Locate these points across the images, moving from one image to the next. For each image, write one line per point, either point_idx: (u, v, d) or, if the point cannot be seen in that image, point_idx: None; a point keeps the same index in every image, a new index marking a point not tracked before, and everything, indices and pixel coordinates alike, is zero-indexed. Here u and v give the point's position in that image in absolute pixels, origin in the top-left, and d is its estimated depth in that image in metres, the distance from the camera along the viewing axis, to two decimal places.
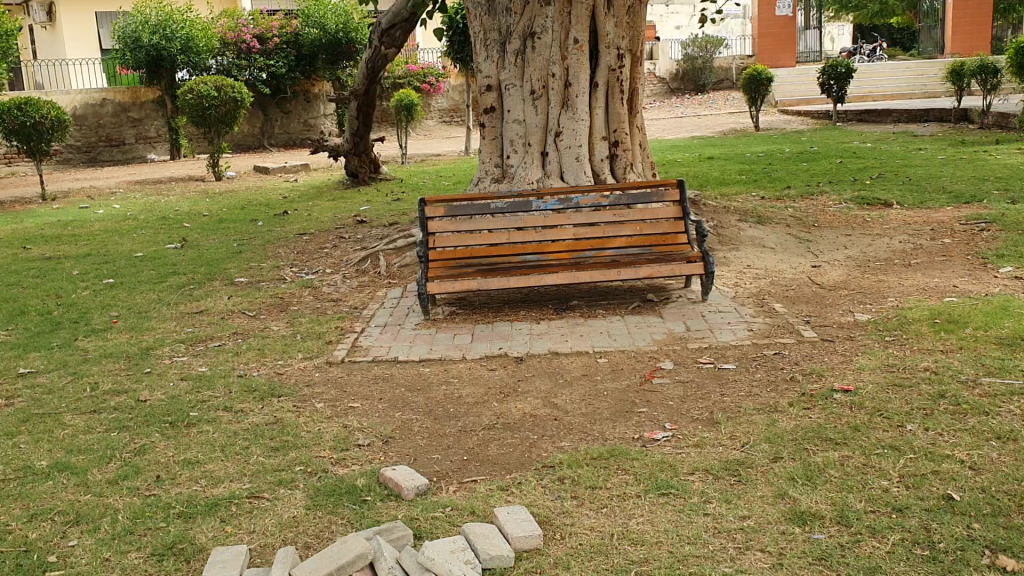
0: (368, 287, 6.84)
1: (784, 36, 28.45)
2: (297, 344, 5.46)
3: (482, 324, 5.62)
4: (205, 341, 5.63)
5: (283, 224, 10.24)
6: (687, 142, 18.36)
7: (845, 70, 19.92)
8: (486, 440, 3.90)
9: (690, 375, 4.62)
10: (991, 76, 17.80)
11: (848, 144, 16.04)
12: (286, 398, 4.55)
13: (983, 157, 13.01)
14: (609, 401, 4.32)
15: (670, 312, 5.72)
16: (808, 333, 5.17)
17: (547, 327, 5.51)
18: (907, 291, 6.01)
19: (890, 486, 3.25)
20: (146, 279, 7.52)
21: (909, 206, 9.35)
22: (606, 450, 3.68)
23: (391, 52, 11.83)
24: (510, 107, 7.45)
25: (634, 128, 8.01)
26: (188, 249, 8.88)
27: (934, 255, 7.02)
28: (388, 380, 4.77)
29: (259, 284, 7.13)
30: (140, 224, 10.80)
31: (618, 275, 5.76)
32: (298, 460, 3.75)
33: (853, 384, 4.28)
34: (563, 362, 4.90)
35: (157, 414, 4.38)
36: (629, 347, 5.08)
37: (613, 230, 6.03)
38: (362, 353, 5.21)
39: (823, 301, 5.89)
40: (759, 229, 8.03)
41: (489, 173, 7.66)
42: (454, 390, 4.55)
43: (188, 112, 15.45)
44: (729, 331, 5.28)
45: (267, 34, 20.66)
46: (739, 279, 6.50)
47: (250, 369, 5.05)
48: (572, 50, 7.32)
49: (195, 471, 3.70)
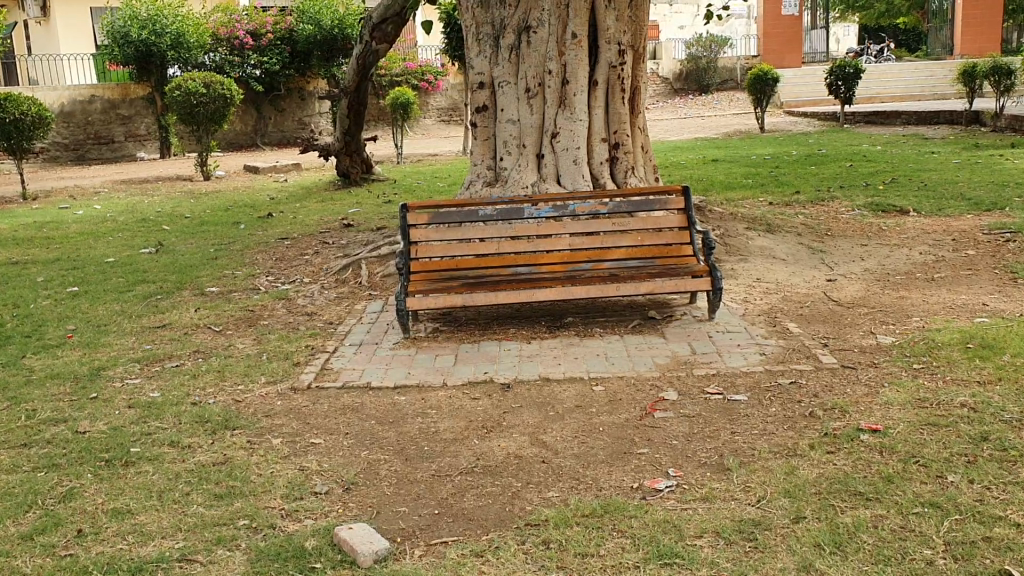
0: (347, 299, 6.34)
1: (792, 34, 27.89)
2: (262, 365, 4.95)
3: (466, 345, 5.11)
4: (162, 361, 5.12)
5: (267, 227, 9.74)
6: (691, 144, 17.84)
7: (853, 70, 19.40)
8: (462, 489, 3.41)
9: (696, 408, 4.11)
10: (1005, 77, 17.23)
11: (858, 147, 15.53)
12: (241, 431, 4.04)
13: (1000, 161, 12.48)
14: (606, 439, 3.82)
15: (673, 331, 5.20)
16: (826, 359, 4.66)
17: (538, 348, 5.00)
18: (932, 309, 5.50)
19: (935, 557, 2.73)
20: (113, 287, 7.02)
21: (926, 213, 8.84)
22: (598, 505, 3.18)
23: (384, 48, 11.32)
24: (504, 106, 6.97)
25: (635, 129, 7.47)
26: (163, 254, 8.37)
27: (958, 269, 6.51)
28: (357, 412, 4.26)
29: (230, 295, 6.61)
30: (118, 226, 10.30)
31: (617, 291, 5.23)
32: (243, 513, 3.24)
33: (881, 423, 3.76)
34: (555, 390, 4.40)
35: (93, 450, 3.87)
36: (628, 372, 4.58)
37: (611, 240, 5.51)
38: (331, 378, 4.70)
39: (842, 321, 5.38)
40: (769, 237, 7.51)
41: (481, 176, 7.17)
42: (431, 424, 4.06)
43: (177, 109, 14.93)
44: (740, 355, 4.76)
45: (261, 30, 20.21)
46: (748, 294, 5.99)
47: (206, 395, 4.54)
48: (569, 45, 6.80)
49: (123, 524, 3.19)
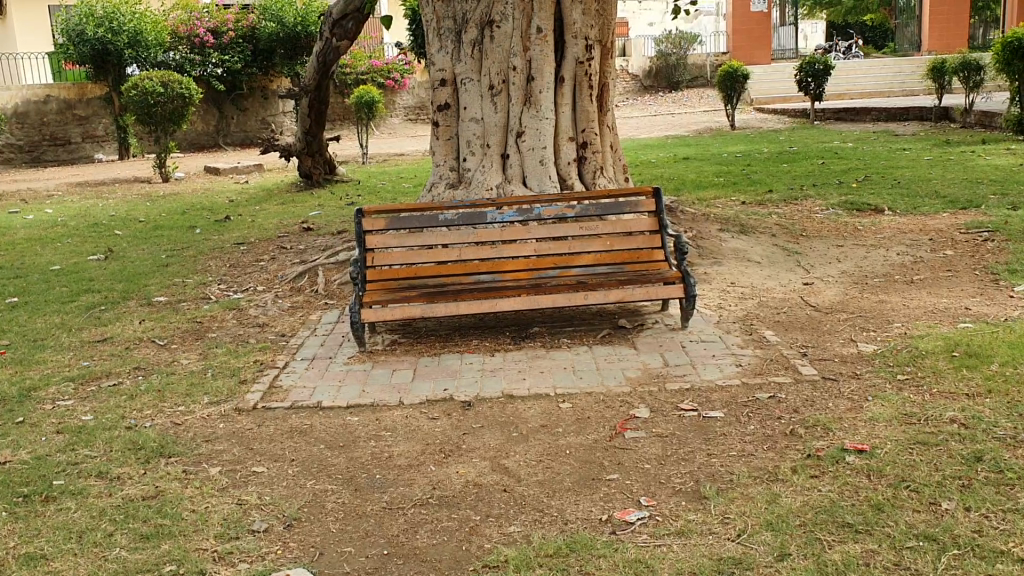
0: (301, 309, 6.01)
1: (760, 31, 27.80)
2: (206, 384, 4.62)
3: (426, 358, 4.81)
4: (98, 380, 4.77)
5: (224, 231, 9.38)
6: (660, 142, 17.61)
7: (823, 67, 19.24)
8: (416, 524, 3.12)
9: (669, 426, 3.84)
10: (975, 73, 17.11)
11: (829, 144, 15.36)
12: (178, 460, 3.72)
13: (972, 158, 12.33)
14: (572, 463, 3.53)
15: (644, 341, 4.92)
16: (806, 370, 4.39)
17: (503, 361, 4.71)
18: (914, 314, 5.26)
19: None
20: (56, 297, 6.65)
21: (902, 212, 8.64)
22: (564, 543, 2.89)
23: (344, 44, 10.97)
24: (466, 104, 6.67)
25: (604, 128, 7.20)
26: (112, 261, 7.99)
27: (937, 270, 6.30)
28: (304, 435, 3.94)
29: (178, 305, 6.26)
30: (67, 231, 9.87)
31: (585, 300, 4.94)
32: (171, 556, 2.92)
33: (867, 443, 3.50)
34: (519, 407, 4.11)
35: (10, 483, 3.52)
36: (597, 387, 4.29)
37: (579, 245, 5.23)
38: (279, 397, 4.38)
39: (820, 328, 5.12)
40: (743, 239, 7.26)
41: (444, 178, 6.87)
42: (385, 448, 3.75)
43: (133, 109, 14.46)
44: (714, 366, 4.50)
45: (222, 28, 19.82)
46: (722, 299, 5.73)
47: (143, 418, 4.20)
48: (534, 40, 6.50)
49: (35, 573, 2.86)
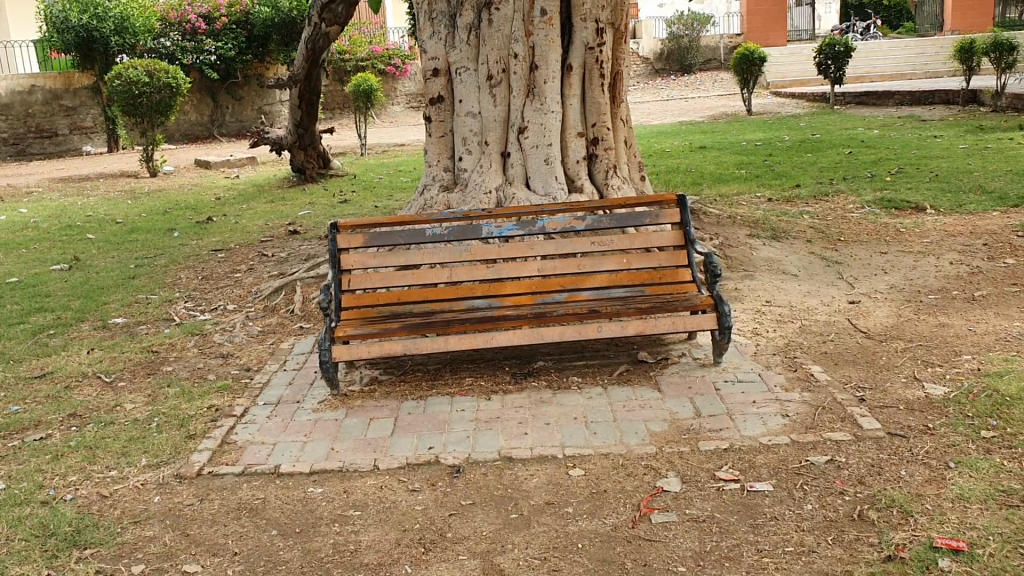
0: (273, 335, 5.28)
1: (776, 12, 26.82)
2: (149, 438, 3.87)
3: (410, 403, 4.07)
4: (24, 432, 4.03)
5: (203, 234, 8.66)
6: (674, 130, 16.79)
7: (843, 48, 18.31)
8: None
9: (706, 506, 3.08)
10: (1007, 54, 16.10)
11: (854, 131, 14.52)
12: (95, 553, 3.00)
13: (1011, 146, 11.50)
14: (585, 564, 2.77)
15: (670, 381, 4.16)
16: (867, 423, 3.62)
17: (501, 408, 3.95)
18: (986, 343, 4.49)
19: None
20: (3, 317, 5.92)
21: (945, 210, 7.84)
22: None
23: (335, 30, 10.15)
24: (462, 96, 5.89)
25: (617, 120, 6.39)
26: (75, 271, 7.26)
27: (1001, 284, 5.50)
28: (254, 515, 3.20)
29: (136, 329, 5.54)
30: (37, 234, 9.14)
31: (597, 332, 4.17)
32: None
33: (963, 537, 2.74)
34: (521, 475, 3.36)
35: None
36: (615, 447, 3.53)
37: (591, 263, 4.47)
38: (231, 458, 3.64)
39: (876, 362, 4.34)
40: (776, 246, 6.46)
41: (437, 180, 6.12)
42: (350, 538, 3.00)
43: (117, 100, 13.65)
44: (756, 418, 3.73)
45: (215, 13, 19.22)
46: (759, 324, 4.95)
47: (64, 487, 3.46)
48: (538, 23, 5.66)
49: None
